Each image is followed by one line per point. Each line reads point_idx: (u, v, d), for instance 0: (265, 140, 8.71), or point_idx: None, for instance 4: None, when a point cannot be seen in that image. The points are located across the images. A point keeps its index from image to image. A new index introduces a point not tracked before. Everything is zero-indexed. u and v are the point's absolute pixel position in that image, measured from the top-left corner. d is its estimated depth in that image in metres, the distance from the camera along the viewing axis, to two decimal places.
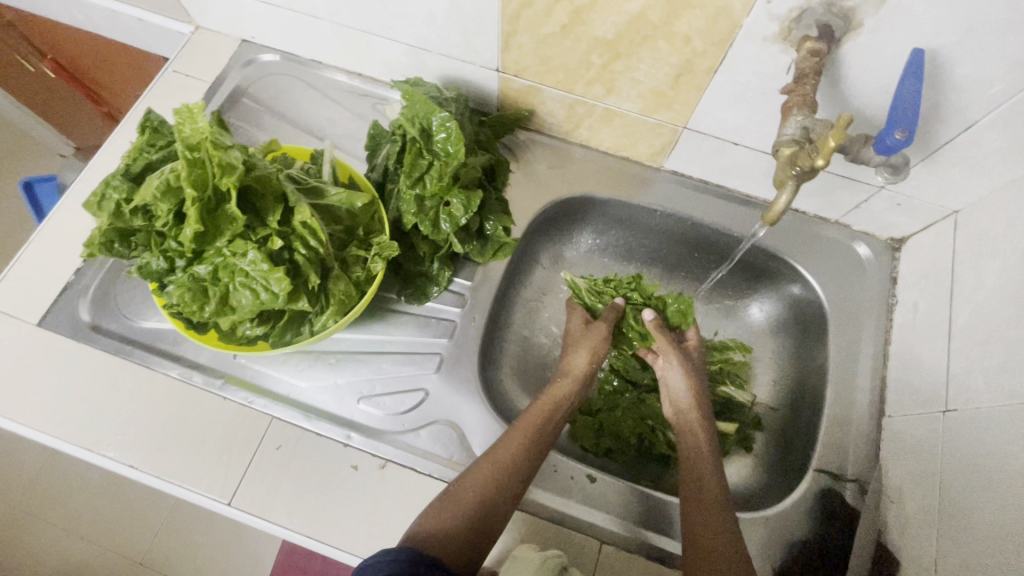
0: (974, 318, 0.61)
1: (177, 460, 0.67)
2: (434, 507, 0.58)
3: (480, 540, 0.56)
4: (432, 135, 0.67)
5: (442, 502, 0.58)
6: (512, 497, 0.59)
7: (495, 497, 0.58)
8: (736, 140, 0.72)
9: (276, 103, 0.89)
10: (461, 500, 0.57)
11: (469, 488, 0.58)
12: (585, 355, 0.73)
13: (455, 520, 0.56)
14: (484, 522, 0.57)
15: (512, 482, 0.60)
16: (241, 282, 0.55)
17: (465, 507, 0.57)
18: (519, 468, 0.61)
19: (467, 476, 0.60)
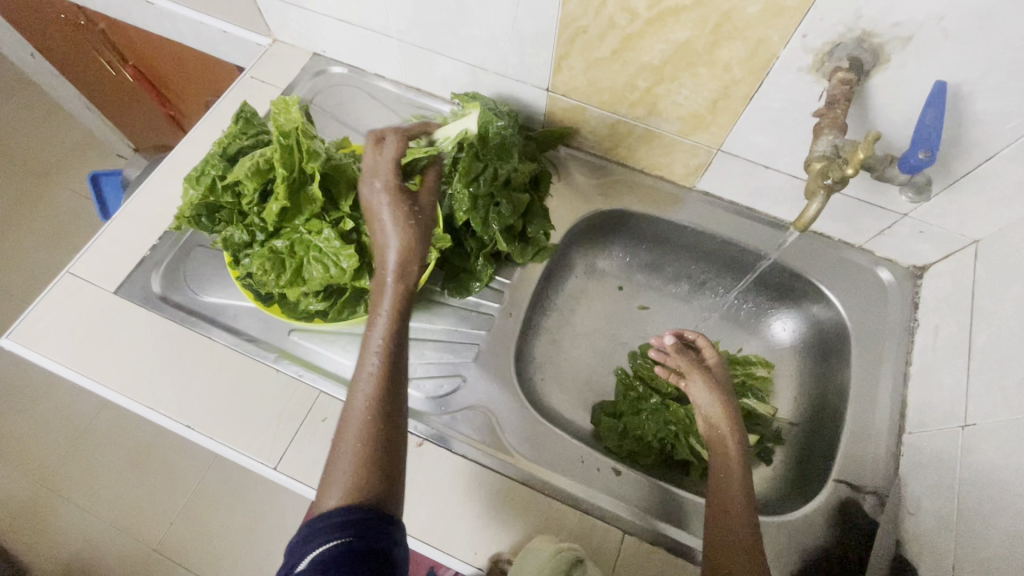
0: (993, 339, 0.64)
1: (229, 424, 0.72)
2: (331, 473, 0.49)
3: (394, 475, 0.50)
4: (488, 141, 0.75)
5: (333, 466, 0.49)
6: (393, 413, 0.53)
7: (382, 427, 0.52)
8: (767, 163, 0.77)
9: (341, 111, 0.98)
10: (353, 451, 0.50)
11: (353, 439, 0.51)
12: (394, 237, 0.59)
13: (360, 469, 0.48)
14: (387, 453, 0.50)
15: (384, 405, 0.53)
16: (315, 257, 0.62)
17: (360, 453, 0.49)
18: (388, 384, 0.54)
19: (346, 426, 0.52)
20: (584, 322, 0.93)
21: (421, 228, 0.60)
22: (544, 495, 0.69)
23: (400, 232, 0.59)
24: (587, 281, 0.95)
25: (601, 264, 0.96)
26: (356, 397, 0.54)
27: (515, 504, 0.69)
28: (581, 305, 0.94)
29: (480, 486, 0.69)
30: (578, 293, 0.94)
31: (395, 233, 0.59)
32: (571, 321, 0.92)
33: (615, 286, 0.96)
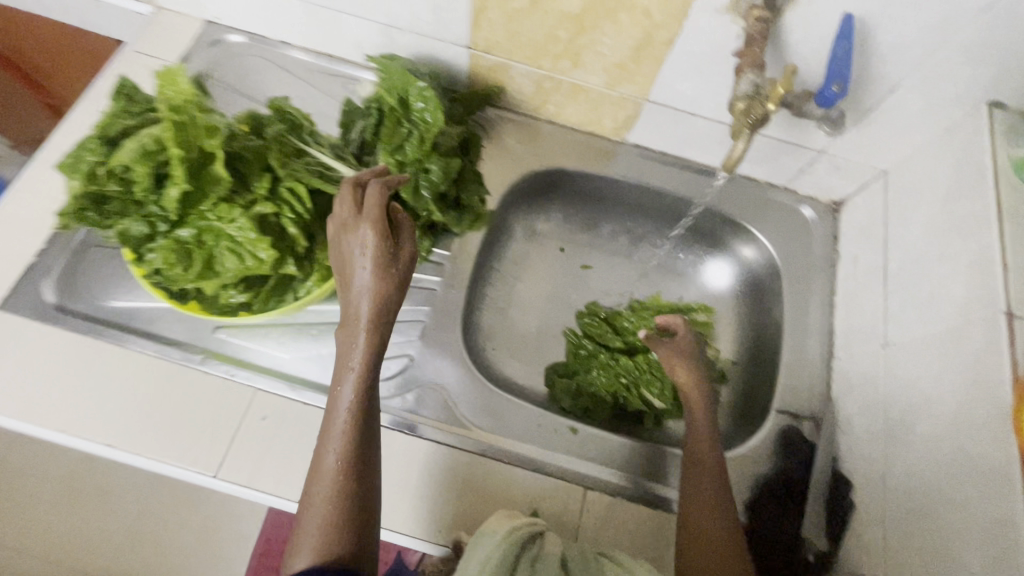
0: (906, 261, 0.69)
1: (158, 436, 0.66)
2: (303, 534, 0.50)
3: (363, 536, 0.51)
4: (409, 104, 0.70)
5: (303, 530, 0.50)
6: (365, 478, 0.52)
7: (350, 493, 0.51)
8: (692, 110, 0.78)
9: (243, 83, 0.88)
10: (321, 517, 0.50)
11: (321, 504, 0.50)
12: (365, 293, 0.56)
13: (330, 537, 0.49)
14: (358, 518, 0.51)
15: (354, 471, 0.52)
16: (228, 247, 0.56)
17: (329, 520, 0.50)
18: (359, 449, 0.53)
19: (313, 490, 0.51)
20: (529, 287, 0.91)
21: (393, 277, 0.56)
22: (504, 464, 0.69)
23: (368, 285, 0.56)
24: (529, 245, 0.93)
25: (541, 228, 0.94)
26: (324, 457, 0.53)
27: (477, 476, 0.68)
28: (526, 270, 0.92)
29: (439, 463, 0.68)
30: (521, 259, 0.92)
31: (369, 284, 0.56)
32: (516, 287, 0.90)
33: (557, 248, 0.95)
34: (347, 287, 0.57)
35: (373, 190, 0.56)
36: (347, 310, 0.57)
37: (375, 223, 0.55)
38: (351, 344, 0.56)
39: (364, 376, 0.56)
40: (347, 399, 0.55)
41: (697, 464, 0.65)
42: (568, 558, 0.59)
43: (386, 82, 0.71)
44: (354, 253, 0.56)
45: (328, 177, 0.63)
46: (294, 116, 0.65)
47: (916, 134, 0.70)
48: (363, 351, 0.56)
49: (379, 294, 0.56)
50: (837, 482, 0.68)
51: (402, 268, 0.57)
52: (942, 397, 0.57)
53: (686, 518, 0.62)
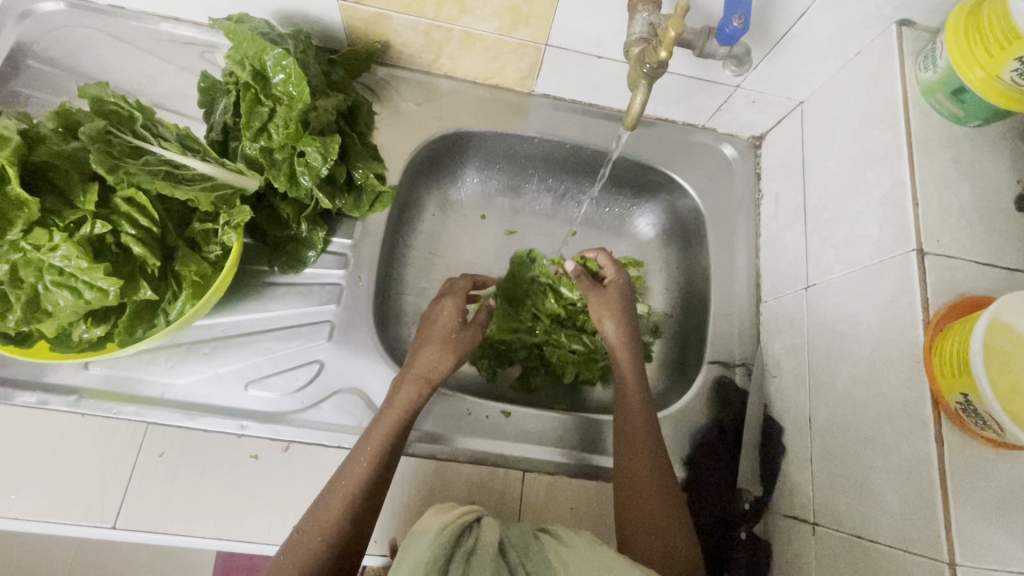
0: (823, 198, 0.67)
1: (36, 495, 0.58)
2: (282, 558, 0.52)
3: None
4: (268, 77, 0.59)
5: (288, 555, 0.52)
6: (359, 535, 0.55)
7: (342, 545, 0.53)
8: (598, 52, 0.71)
9: (74, 62, 0.74)
10: (306, 553, 0.52)
11: (315, 539, 0.52)
12: (433, 357, 0.64)
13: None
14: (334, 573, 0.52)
15: (356, 523, 0.55)
16: (55, 281, 0.47)
17: (312, 561, 0.51)
18: (367, 505, 0.56)
19: (309, 524, 0.53)
20: (451, 262, 0.85)
21: (454, 353, 0.66)
22: (435, 459, 0.65)
23: (433, 346, 0.65)
24: (445, 218, 0.86)
25: (456, 196, 0.87)
26: (329, 498, 0.55)
27: (410, 478, 0.64)
28: (444, 245, 0.86)
29: None
30: (437, 233, 0.85)
31: (442, 354, 0.65)
32: (436, 265, 0.84)
33: (477, 216, 0.88)
34: (422, 341, 0.66)
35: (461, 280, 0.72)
36: (413, 366, 0.63)
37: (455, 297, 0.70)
38: (400, 394, 0.61)
39: (395, 436, 0.59)
40: (370, 446, 0.58)
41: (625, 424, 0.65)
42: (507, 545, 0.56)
43: (234, 52, 0.58)
44: (437, 317, 0.68)
45: (178, 177, 0.53)
46: (122, 106, 0.54)
47: (829, 60, 0.66)
48: (403, 408, 0.61)
49: (437, 363, 0.64)
50: (768, 426, 0.69)
51: (461, 343, 0.67)
52: (860, 338, 0.56)
53: (623, 488, 0.62)
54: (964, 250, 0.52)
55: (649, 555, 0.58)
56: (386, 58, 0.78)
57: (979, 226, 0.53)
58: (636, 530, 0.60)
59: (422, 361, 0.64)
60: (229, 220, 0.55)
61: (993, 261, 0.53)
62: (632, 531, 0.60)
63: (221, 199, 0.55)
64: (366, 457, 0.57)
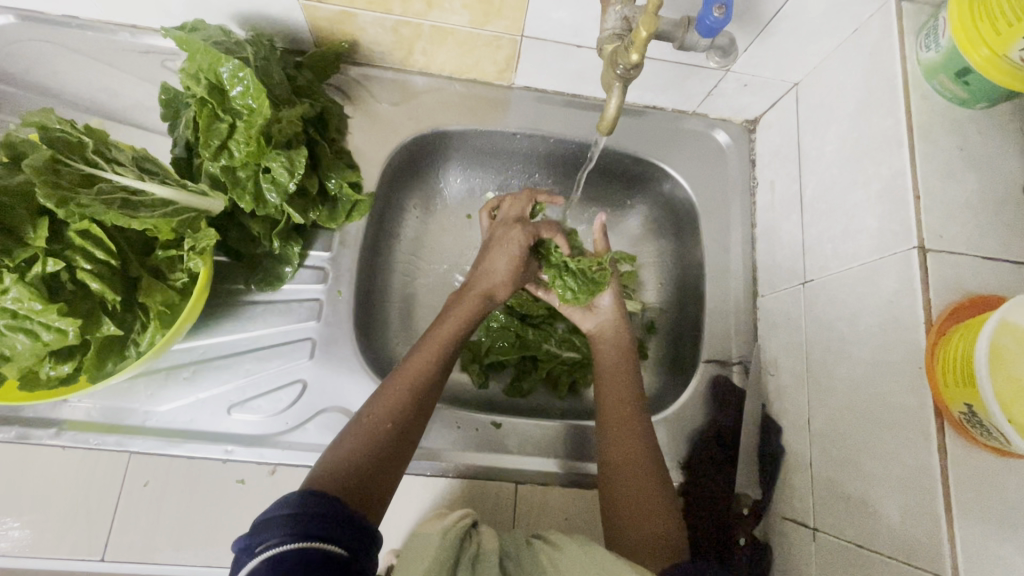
0: (820, 188, 0.63)
1: (23, 529, 0.58)
2: (343, 440, 0.53)
3: (383, 479, 0.52)
4: (226, 90, 0.55)
5: (354, 433, 0.54)
6: (418, 427, 0.57)
7: (401, 432, 0.55)
8: (577, 42, 0.66)
9: (31, 78, 0.70)
10: (370, 435, 0.53)
11: (381, 420, 0.55)
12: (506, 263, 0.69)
13: (366, 454, 0.52)
14: (392, 458, 0.53)
15: (417, 415, 0.57)
16: (8, 324, 0.45)
17: (374, 434, 0.54)
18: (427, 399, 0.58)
19: (373, 408, 0.56)
20: (437, 266, 0.83)
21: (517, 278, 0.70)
22: (425, 474, 0.64)
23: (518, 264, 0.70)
24: (430, 219, 0.83)
25: (439, 196, 0.84)
26: (395, 384, 0.58)
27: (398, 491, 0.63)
28: (430, 248, 0.83)
29: None
30: (422, 236, 0.83)
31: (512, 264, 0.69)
32: (421, 271, 0.81)
33: (463, 216, 0.85)
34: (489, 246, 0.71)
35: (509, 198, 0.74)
36: (475, 281, 0.68)
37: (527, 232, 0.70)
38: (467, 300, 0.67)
39: (457, 340, 0.64)
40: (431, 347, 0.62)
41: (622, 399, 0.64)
42: (505, 553, 0.53)
43: (189, 67, 0.55)
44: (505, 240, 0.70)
45: (136, 204, 0.51)
46: (68, 133, 0.51)
47: (823, 40, 0.62)
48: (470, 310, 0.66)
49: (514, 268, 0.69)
50: (766, 427, 0.67)
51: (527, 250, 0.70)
52: (861, 340, 0.54)
53: (615, 474, 0.60)
54: (969, 245, 0.49)
55: (640, 545, 0.55)
56: (357, 57, 0.74)
57: (985, 219, 0.50)
58: (626, 520, 0.57)
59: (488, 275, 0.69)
60: (195, 245, 0.53)
61: (1000, 255, 0.50)
62: (622, 520, 0.58)
63: (184, 224, 0.53)
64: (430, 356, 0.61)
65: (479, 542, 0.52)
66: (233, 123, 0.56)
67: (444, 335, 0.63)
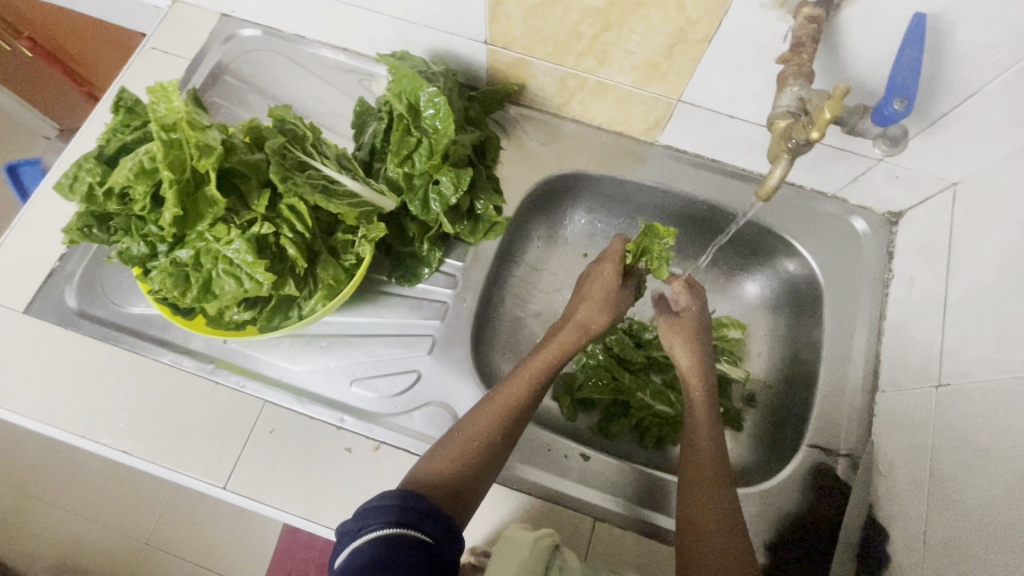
0: (970, 292, 0.61)
1: (170, 444, 0.67)
2: (438, 453, 0.59)
3: (472, 491, 0.57)
4: (420, 111, 0.65)
5: (446, 448, 0.59)
6: (505, 450, 0.60)
7: (489, 452, 0.59)
8: (731, 112, 0.70)
9: (259, 80, 0.86)
10: (461, 449, 0.58)
11: (473, 434, 0.59)
12: (594, 313, 0.71)
13: (459, 467, 0.57)
14: (481, 472, 0.58)
15: (507, 439, 0.61)
16: (225, 269, 0.55)
17: (467, 449, 0.58)
18: (517, 423, 0.62)
19: (466, 427, 0.61)
20: (548, 295, 0.87)
21: (609, 306, 0.72)
22: (510, 487, 0.66)
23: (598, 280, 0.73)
24: (551, 250, 0.89)
25: (562, 232, 0.89)
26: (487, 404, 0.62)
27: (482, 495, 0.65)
28: (545, 277, 0.88)
29: None
30: (541, 264, 0.88)
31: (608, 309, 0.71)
32: (534, 296, 0.86)
33: (580, 254, 0.89)
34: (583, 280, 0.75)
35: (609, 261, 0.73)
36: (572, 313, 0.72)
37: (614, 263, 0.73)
38: (559, 337, 0.69)
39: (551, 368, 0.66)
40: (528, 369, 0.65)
41: (694, 461, 0.63)
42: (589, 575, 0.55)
43: (394, 86, 0.65)
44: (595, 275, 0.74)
45: (332, 192, 0.60)
46: (298, 127, 0.63)
47: (994, 145, 0.61)
48: (560, 348, 0.68)
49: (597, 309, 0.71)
50: (870, 531, 0.62)
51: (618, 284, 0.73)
52: (1003, 456, 0.50)
53: (689, 532, 0.58)
54: None
55: None
56: (521, 99, 0.82)
57: None
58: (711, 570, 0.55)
59: (581, 316, 0.71)
60: (367, 234, 0.62)
61: None
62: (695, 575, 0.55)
63: (364, 215, 0.62)
64: (522, 385, 0.64)
65: (565, 559, 0.55)
66: (419, 138, 0.65)
67: (542, 360, 0.66)
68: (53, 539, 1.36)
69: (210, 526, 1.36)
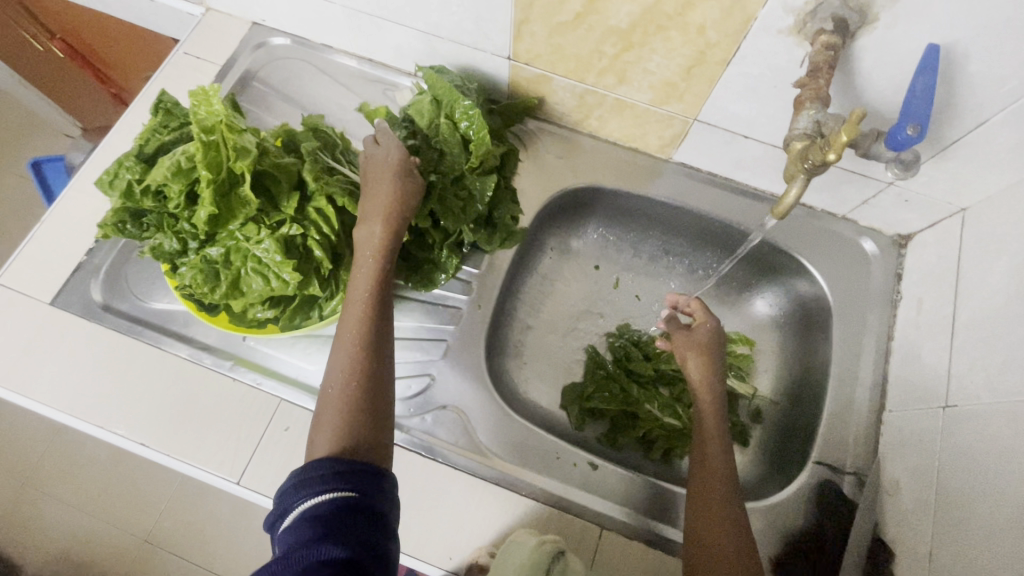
0: (978, 314, 0.62)
1: (186, 438, 0.68)
2: (321, 423, 0.50)
3: (376, 430, 0.51)
4: (455, 123, 0.69)
5: (326, 417, 0.50)
6: (383, 374, 0.54)
7: (370, 386, 0.52)
8: (746, 133, 0.72)
9: (286, 87, 0.89)
10: (341, 400, 0.51)
11: (345, 377, 0.52)
12: (380, 206, 0.59)
13: (351, 424, 0.49)
14: (373, 408, 0.51)
15: (375, 360, 0.54)
16: (253, 268, 0.57)
17: (344, 395, 0.51)
18: (380, 343, 0.55)
19: (332, 380, 0.52)
20: (559, 305, 0.88)
21: (406, 192, 0.60)
22: (518, 492, 0.67)
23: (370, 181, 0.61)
24: (563, 262, 0.90)
25: (575, 244, 0.91)
26: (344, 341, 0.55)
27: (492, 500, 0.66)
28: (556, 287, 0.89)
29: (455, 489, 0.66)
30: (553, 274, 0.89)
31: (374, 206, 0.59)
32: (546, 306, 0.88)
33: (592, 267, 0.91)
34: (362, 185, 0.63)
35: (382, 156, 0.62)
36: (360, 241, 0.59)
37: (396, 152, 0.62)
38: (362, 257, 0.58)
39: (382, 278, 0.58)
40: (361, 289, 0.57)
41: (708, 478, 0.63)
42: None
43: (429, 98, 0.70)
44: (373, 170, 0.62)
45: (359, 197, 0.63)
46: (329, 134, 0.66)
47: (1003, 173, 0.62)
48: (375, 263, 0.58)
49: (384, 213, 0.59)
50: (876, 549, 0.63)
51: (403, 163, 0.62)
52: (1010, 477, 0.51)
53: (697, 549, 0.59)
54: None
55: None
56: (540, 112, 0.85)
57: None
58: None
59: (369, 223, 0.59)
60: None
61: None
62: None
63: None
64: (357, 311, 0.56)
65: (568, 563, 0.55)
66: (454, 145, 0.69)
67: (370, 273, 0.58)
68: (53, 531, 1.36)
69: (213, 523, 1.37)
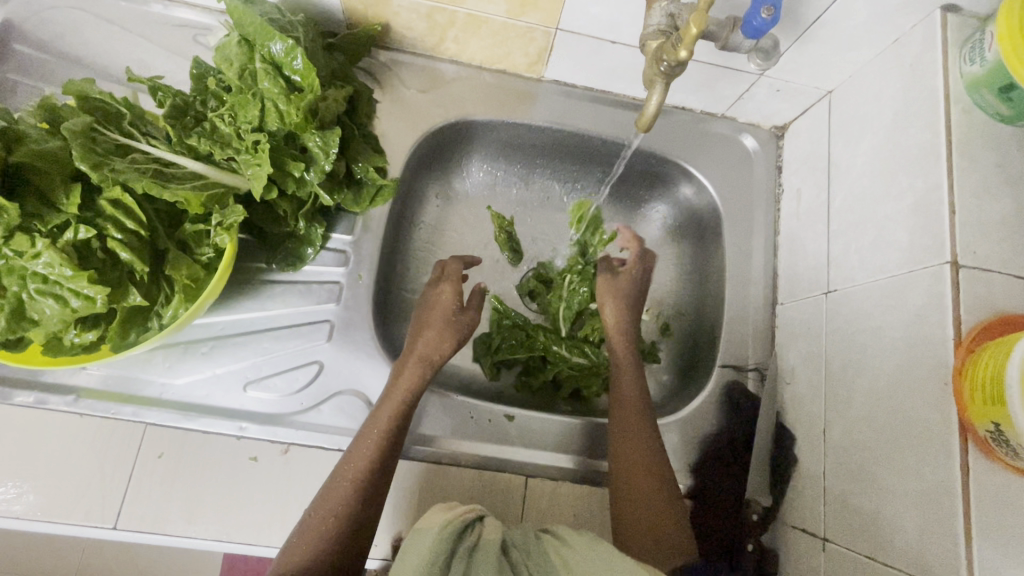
0: (849, 198, 0.63)
1: (34, 495, 0.58)
2: (296, 537, 0.52)
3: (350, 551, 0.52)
4: (280, 65, 0.57)
5: (304, 533, 0.52)
6: (376, 508, 0.55)
7: (357, 518, 0.53)
8: (612, 37, 0.66)
9: (62, 46, 0.70)
10: (327, 520, 0.52)
11: (339, 497, 0.54)
12: (433, 340, 0.64)
13: (326, 546, 0.51)
14: (354, 532, 0.53)
15: (374, 490, 0.55)
16: (39, 289, 0.46)
17: (332, 517, 0.52)
18: (385, 475, 0.57)
19: (325, 497, 0.54)
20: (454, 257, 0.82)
21: (455, 333, 0.65)
22: (437, 463, 0.64)
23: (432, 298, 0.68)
24: (450, 210, 0.83)
25: (459, 187, 0.83)
26: (351, 461, 0.56)
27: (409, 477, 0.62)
28: (447, 237, 0.82)
29: None
30: (442, 223, 0.82)
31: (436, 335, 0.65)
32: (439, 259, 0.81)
33: (483, 208, 0.84)
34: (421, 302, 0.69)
35: (444, 287, 0.68)
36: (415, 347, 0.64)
37: (453, 283, 0.68)
38: (397, 378, 0.61)
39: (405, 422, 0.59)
40: (384, 418, 0.58)
41: (623, 410, 0.64)
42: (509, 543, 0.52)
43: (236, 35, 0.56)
44: (434, 302, 0.67)
45: (168, 175, 0.52)
46: (110, 104, 0.53)
47: (861, 50, 0.61)
48: (406, 391, 0.60)
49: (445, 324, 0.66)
50: (779, 435, 0.66)
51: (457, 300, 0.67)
52: (886, 351, 0.53)
53: (623, 482, 0.60)
54: (1001, 262, 0.49)
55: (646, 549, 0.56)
56: (388, 41, 0.73)
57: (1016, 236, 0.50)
58: (654, 563, 0.55)
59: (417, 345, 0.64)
60: (222, 221, 0.53)
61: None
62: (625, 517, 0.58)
63: (212, 199, 0.53)
64: (373, 439, 0.57)
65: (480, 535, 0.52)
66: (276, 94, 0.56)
67: (396, 405, 0.59)
68: None
69: None
